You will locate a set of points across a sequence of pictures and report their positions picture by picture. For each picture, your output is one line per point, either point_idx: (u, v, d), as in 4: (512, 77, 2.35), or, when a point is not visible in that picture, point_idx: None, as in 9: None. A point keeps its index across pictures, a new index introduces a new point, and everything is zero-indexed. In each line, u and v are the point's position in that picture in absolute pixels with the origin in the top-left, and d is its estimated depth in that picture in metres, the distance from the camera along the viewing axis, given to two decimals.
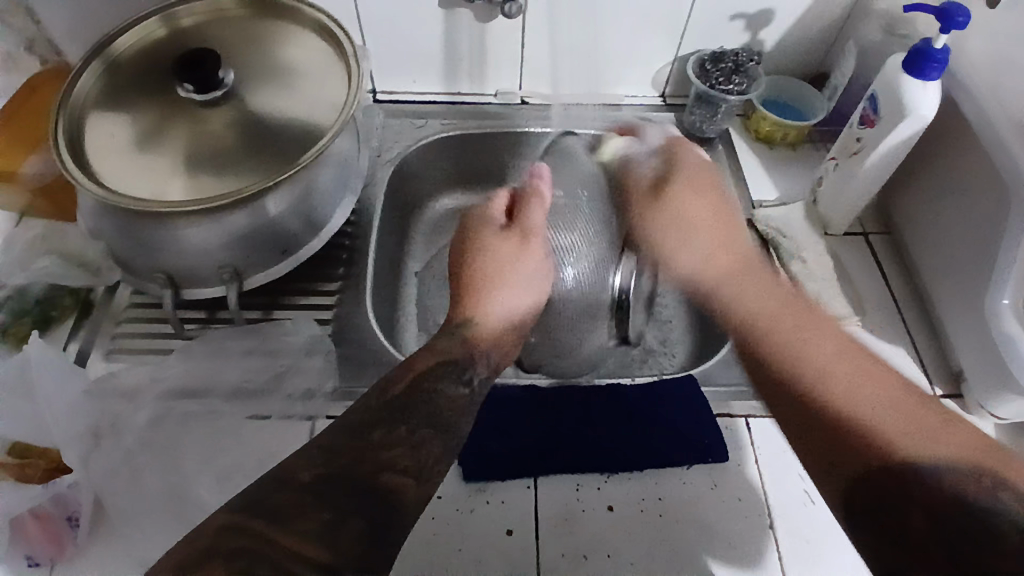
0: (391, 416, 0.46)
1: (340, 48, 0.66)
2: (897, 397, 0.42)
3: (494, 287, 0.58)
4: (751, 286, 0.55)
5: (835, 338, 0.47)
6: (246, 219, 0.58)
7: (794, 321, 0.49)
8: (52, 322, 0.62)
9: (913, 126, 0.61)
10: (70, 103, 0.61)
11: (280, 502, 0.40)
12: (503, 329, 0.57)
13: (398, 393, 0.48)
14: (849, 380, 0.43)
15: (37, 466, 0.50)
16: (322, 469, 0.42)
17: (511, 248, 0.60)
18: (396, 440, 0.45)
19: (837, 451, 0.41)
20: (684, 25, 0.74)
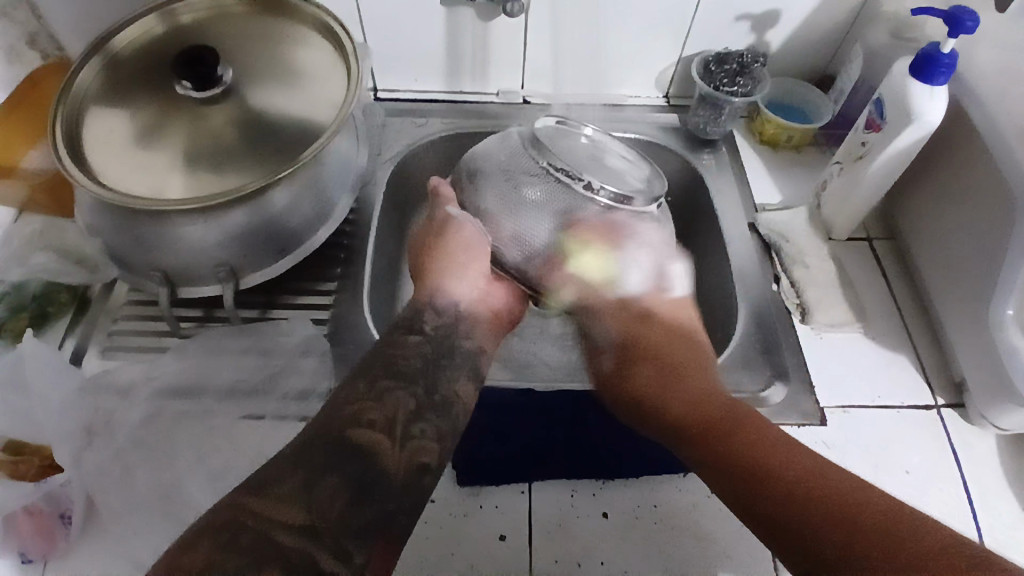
0: (359, 371, 0.48)
1: (340, 46, 0.65)
2: (830, 496, 0.43)
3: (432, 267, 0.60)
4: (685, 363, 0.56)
5: (750, 425, 0.49)
6: (244, 217, 0.57)
7: (711, 406, 0.51)
8: (48, 318, 0.62)
9: (919, 132, 0.60)
10: (69, 98, 0.61)
11: (267, 474, 0.40)
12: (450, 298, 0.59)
13: (352, 373, 0.48)
14: (793, 468, 0.45)
15: (30, 463, 0.50)
16: (300, 441, 0.42)
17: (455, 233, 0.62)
18: (364, 396, 0.45)
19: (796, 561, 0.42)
20: (689, 26, 0.73)
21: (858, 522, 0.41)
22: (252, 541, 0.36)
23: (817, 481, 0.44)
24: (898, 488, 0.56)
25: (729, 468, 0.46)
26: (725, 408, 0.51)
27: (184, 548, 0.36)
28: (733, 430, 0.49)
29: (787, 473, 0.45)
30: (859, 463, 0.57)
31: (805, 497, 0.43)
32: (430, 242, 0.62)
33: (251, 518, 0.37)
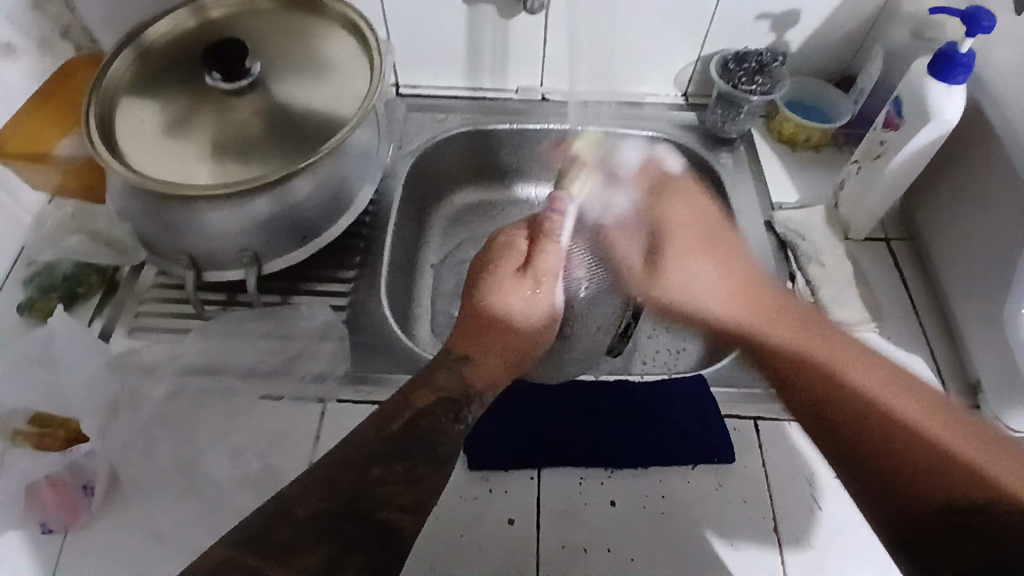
0: (389, 455, 0.48)
1: (364, 41, 0.67)
2: (926, 412, 0.45)
3: (489, 322, 0.53)
4: (784, 317, 0.54)
5: (851, 353, 0.50)
6: (269, 205, 0.59)
7: (805, 336, 0.52)
8: (77, 299, 0.64)
9: (938, 131, 0.60)
10: (103, 88, 0.63)
11: (282, 538, 0.44)
12: (495, 372, 0.52)
13: (395, 431, 0.49)
14: (862, 402, 0.47)
15: (56, 436, 0.53)
16: (318, 503, 0.45)
17: (514, 283, 0.54)
18: (396, 479, 0.47)
19: (881, 482, 0.45)
20: (708, 25, 0.74)
21: (930, 456, 0.43)
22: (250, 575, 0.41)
23: (907, 436, 0.44)
24: None
25: (818, 381, 0.49)
26: (848, 352, 0.50)
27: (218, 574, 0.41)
28: (862, 396, 0.47)
29: (881, 419, 0.46)
30: None
31: (902, 445, 0.44)
32: (490, 274, 0.54)
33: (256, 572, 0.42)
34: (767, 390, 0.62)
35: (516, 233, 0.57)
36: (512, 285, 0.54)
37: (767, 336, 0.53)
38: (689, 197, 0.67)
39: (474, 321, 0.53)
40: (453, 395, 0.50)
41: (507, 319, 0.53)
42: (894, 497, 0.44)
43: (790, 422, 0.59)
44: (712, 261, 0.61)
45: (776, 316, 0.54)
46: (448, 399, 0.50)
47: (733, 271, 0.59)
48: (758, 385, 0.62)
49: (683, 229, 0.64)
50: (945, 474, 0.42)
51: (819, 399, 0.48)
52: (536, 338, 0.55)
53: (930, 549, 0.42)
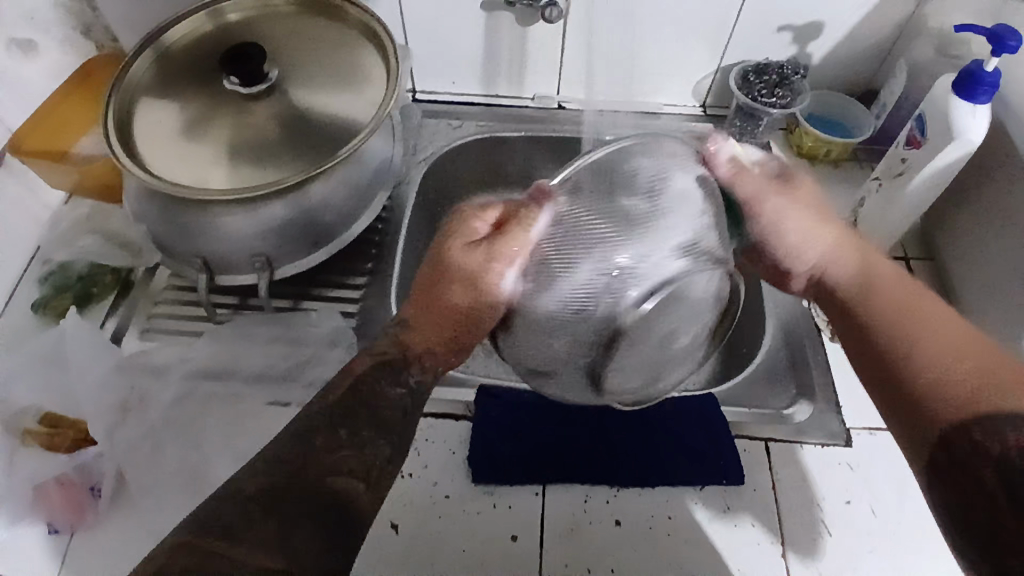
0: (339, 422, 0.43)
1: (382, 47, 0.67)
2: (978, 351, 0.41)
3: (436, 284, 0.46)
4: (858, 250, 0.49)
5: (931, 305, 0.45)
6: (284, 210, 0.60)
7: (841, 247, 0.49)
8: (91, 299, 0.65)
9: (960, 150, 0.58)
10: (122, 90, 0.64)
11: (226, 515, 0.38)
12: (433, 339, 0.47)
13: (338, 398, 0.44)
14: (937, 337, 0.42)
15: (64, 436, 0.53)
16: (264, 479, 0.40)
17: (476, 256, 0.44)
18: (344, 444, 0.43)
19: (916, 422, 0.41)
20: (728, 36, 0.73)
21: (964, 388, 0.39)
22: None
23: (982, 385, 0.39)
24: (920, 515, 0.55)
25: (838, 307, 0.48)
26: (904, 280, 0.47)
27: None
28: (894, 307, 0.45)
29: (978, 376, 0.39)
30: (881, 490, 0.56)
31: (912, 373, 0.42)
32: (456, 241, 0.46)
33: (216, 559, 0.36)
34: (779, 410, 0.61)
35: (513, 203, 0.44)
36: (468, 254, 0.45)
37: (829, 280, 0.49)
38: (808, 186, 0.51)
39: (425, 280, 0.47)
40: (393, 360, 0.46)
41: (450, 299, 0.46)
42: (907, 428, 0.41)
43: (802, 444, 0.59)
44: (811, 220, 0.50)
45: (856, 249, 0.49)
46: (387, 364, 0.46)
47: (841, 235, 0.50)
48: (770, 405, 0.61)
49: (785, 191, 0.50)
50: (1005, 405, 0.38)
51: (853, 342, 0.46)
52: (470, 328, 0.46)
53: (953, 471, 0.38)
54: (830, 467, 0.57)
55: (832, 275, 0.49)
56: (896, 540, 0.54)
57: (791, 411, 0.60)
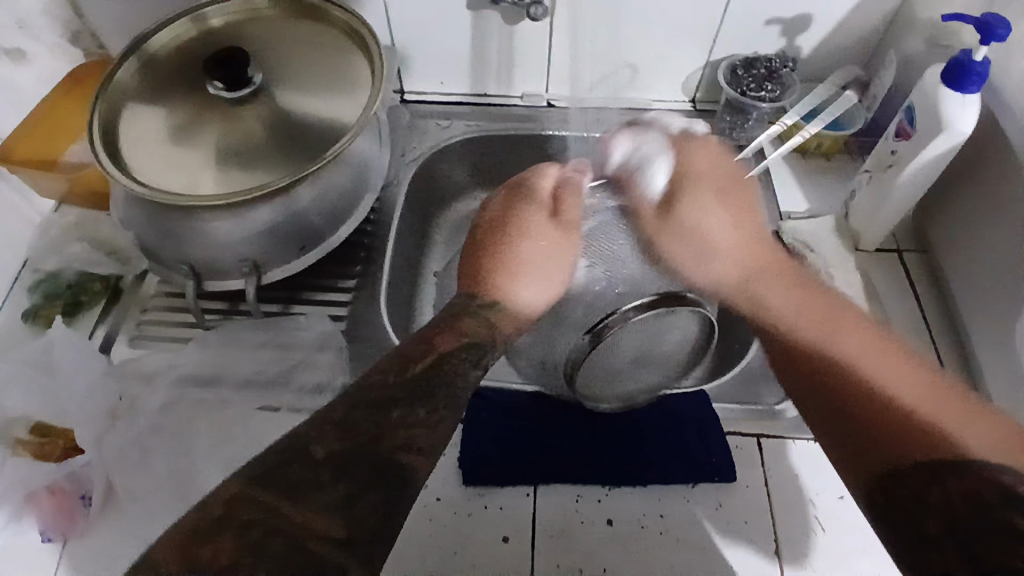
0: (412, 398, 0.44)
1: (367, 48, 0.67)
2: (920, 381, 0.45)
3: (522, 267, 0.55)
4: (774, 272, 0.56)
5: (853, 323, 0.50)
6: (271, 214, 0.59)
7: (758, 266, 0.57)
8: (81, 307, 0.65)
9: (950, 142, 0.58)
10: (108, 97, 0.63)
11: (297, 476, 0.39)
12: (529, 310, 0.54)
13: (418, 373, 0.45)
14: (870, 365, 0.47)
15: (56, 445, 0.54)
16: (336, 445, 0.41)
17: (552, 232, 0.57)
18: (413, 420, 0.43)
19: (859, 458, 0.44)
20: (717, 30, 0.72)
21: (912, 429, 0.42)
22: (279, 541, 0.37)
23: (924, 412, 0.43)
24: None
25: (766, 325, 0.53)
26: (835, 316, 0.51)
27: (208, 536, 0.37)
28: (841, 347, 0.48)
29: (907, 417, 0.43)
30: None
31: (864, 402, 0.45)
32: (495, 223, 0.57)
33: (275, 516, 0.38)
34: (770, 407, 0.60)
35: (535, 176, 0.59)
36: (546, 229, 0.57)
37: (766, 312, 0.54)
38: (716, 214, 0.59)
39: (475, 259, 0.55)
40: (479, 342, 0.49)
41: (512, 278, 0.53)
42: (876, 455, 0.43)
43: (794, 441, 0.58)
44: (724, 230, 0.59)
45: (770, 266, 0.57)
46: (470, 346, 0.48)
47: (754, 242, 0.59)
48: (763, 402, 0.61)
49: (700, 189, 0.60)
50: (897, 441, 0.43)
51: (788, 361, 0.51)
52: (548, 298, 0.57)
53: (971, 535, 0.38)
54: (823, 464, 0.57)
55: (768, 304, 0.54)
56: None
57: (783, 406, 0.60)
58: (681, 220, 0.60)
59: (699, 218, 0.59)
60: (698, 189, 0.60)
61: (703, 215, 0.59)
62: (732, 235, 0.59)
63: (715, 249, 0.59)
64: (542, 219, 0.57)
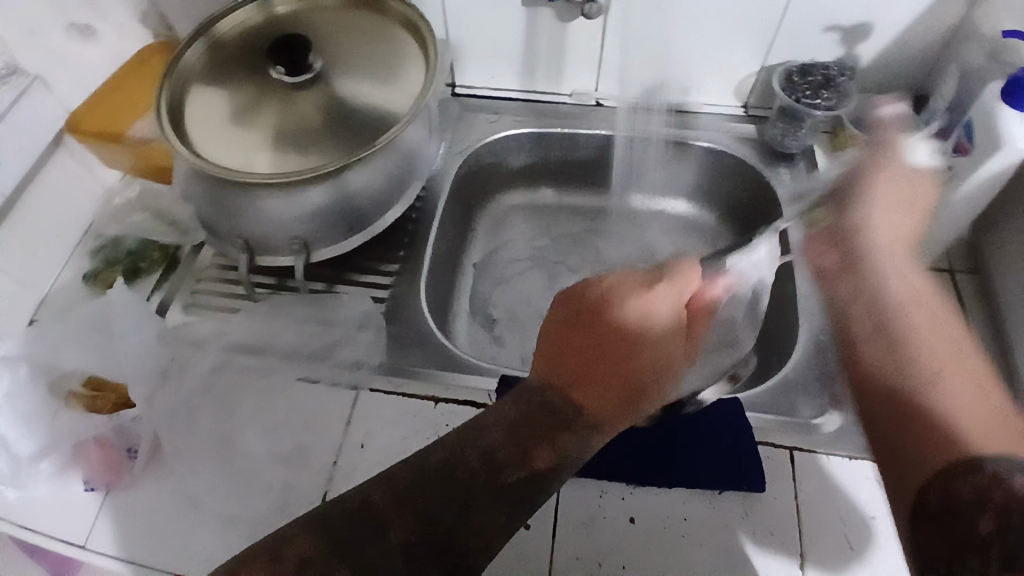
0: (492, 491, 0.41)
1: (423, 40, 0.69)
2: (989, 403, 0.38)
3: (622, 352, 0.44)
4: (928, 306, 0.44)
5: (960, 353, 0.41)
6: (322, 196, 0.62)
7: (909, 290, 0.46)
8: (139, 272, 0.69)
9: (1009, 159, 0.56)
10: (177, 76, 0.67)
11: (369, 558, 0.39)
12: (621, 408, 0.43)
13: (502, 465, 0.41)
14: (946, 379, 0.39)
15: (107, 400, 0.57)
16: (414, 531, 0.40)
17: (670, 310, 0.46)
18: (489, 519, 0.41)
19: (898, 464, 0.39)
20: (773, 35, 0.71)
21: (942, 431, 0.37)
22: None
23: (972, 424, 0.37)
24: None
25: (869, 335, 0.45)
26: (948, 332, 0.42)
27: None
28: (930, 347, 0.41)
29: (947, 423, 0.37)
30: None
31: (910, 406, 0.39)
32: (595, 307, 0.45)
33: None
34: (805, 419, 0.60)
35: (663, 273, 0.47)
36: (664, 309, 0.46)
37: (864, 295, 0.48)
38: (901, 213, 0.51)
39: (582, 368, 0.44)
40: (571, 450, 0.42)
41: (638, 348, 0.44)
42: (894, 470, 0.38)
43: (828, 455, 0.57)
44: (885, 219, 0.51)
45: (911, 287, 0.46)
46: (570, 462, 0.42)
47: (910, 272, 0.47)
48: (797, 413, 0.60)
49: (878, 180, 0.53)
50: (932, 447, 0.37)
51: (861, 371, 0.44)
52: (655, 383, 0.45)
53: (928, 520, 0.36)
54: (856, 480, 0.56)
55: (891, 324, 0.44)
56: None
57: (819, 420, 0.59)
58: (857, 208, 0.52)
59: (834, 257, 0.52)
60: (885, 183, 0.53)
61: (875, 214, 0.51)
62: (896, 237, 0.50)
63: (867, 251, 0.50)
64: (677, 312, 0.46)
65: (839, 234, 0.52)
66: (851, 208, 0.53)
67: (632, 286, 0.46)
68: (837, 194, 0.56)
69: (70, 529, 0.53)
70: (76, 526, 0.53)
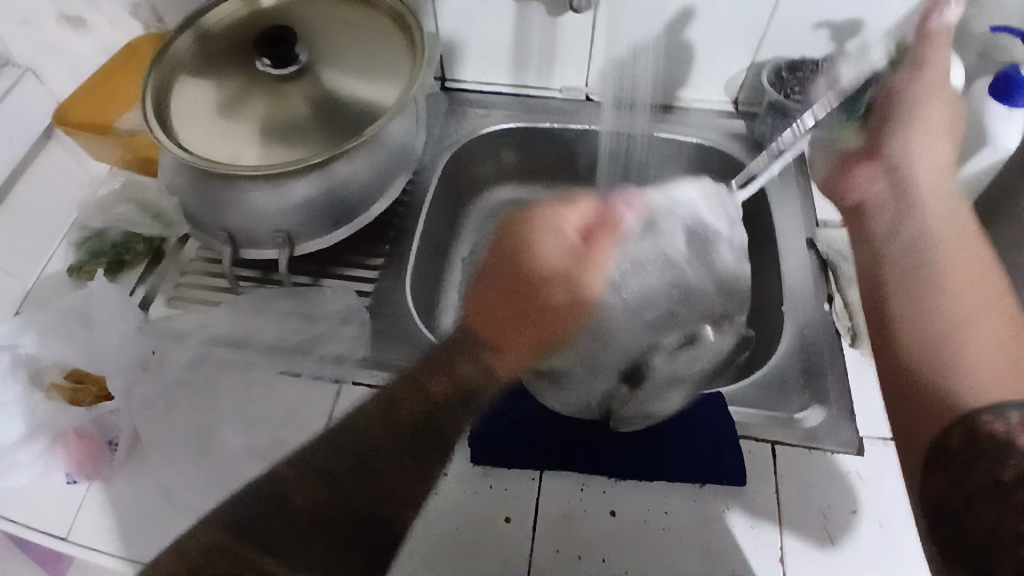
0: (399, 447, 0.46)
1: (410, 33, 0.69)
2: (1008, 342, 0.41)
3: (526, 287, 0.49)
4: (966, 245, 0.48)
5: (988, 291, 0.45)
6: (307, 188, 0.62)
7: (948, 229, 0.49)
8: (124, 266, 0.68)
9: (995, 156, 0.59)
10: (163, 69, 0.67)
11: (273, 531, 0.44)
12: (526, 343, 0.49)
13: (411, 422, 0.47)
14: (983, 327, 0.42)
15: (88, 392, 0.58)
16: (320, 502, 0.45)
17: (558, 239, 0.51)
18: (399, 473, 0.47)
19: (909, 394, 0.43)
20: (763, 31, 0.71)
21: (952, 370, 0.41)
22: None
23: (983, 363, 0.40)
24: None
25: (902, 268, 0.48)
26: (979, 274, 0.46)
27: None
28: (962, 287, 0.45)
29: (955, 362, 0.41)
30: (894, 501, 0.54)
31: (934, 342, 0.43)
32: (513, 237, 0.52)
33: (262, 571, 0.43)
34: (789, 416, 0.60)
35: (562, 212, 0.52)
36: (563, 239, 0.51)
37: (901, 225, 0.50)
38: (933, 147, 0.54)
39: (492, 299, 0.50)
40: (474, 386, 0.47)
41: (538, 279, 0.50)
42: (906, 394, 0.43)
43: (810, 450, 0.57)
44: (925, 155, 0.53)
45: (948, 225, 0.49)
46: (471, 393, 0.47)
47: (947, 206, 0.50)
48: (780, 410, 0.60)
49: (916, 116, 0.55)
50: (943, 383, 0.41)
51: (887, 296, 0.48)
52: (568, 313, 0.51)
53: (930, 451, 0.40)
54: (838, 477, 0.56)
55: (931, 259, 0.47)
56: (903, 556, 0.52)
57: (802, 416, 0.59)
58: (900, 144, 0.55)
59: (878, 184, 0.54)
60: (932, 109, 0.55)
61: (915, 149, 0.54)
62: (938, 179, 0.52)
63: (907, 182, 0.52)
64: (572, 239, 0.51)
65: (880, 159, 0.55)
66: (892, 137, 0.56)
67: (545, 214, 0.52)
68: (881, 109, 0.58)
69: (49, 522, 0.53)
70: (55, 519, 0.53)
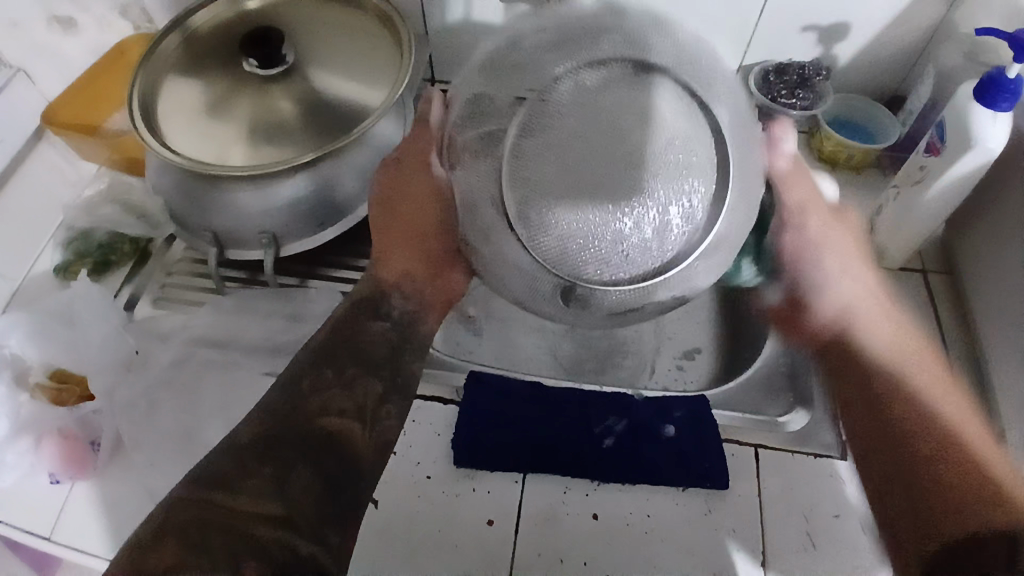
0: (320, 364, 0.50)
1: (396, 34, 0.69)
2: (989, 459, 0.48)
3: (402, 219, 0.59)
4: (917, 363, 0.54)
5: (954, 414, 0.50)
6: (293, 189, 0.62)
7: (908, 350, 0.55)
8: (110, 266, 0.69)
9: (980, 159, 0.56)
10: (150, 70, 0.66)
11: (226, 465, 0.43)
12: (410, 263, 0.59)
13: (323, 340, 0.52)
14: (962, 450, 0.48)
15: (69, 393, 0.57)
16: (260, 428, 0.45)
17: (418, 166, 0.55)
18: (334, 384, 0.49)
19: (917, 526, 0.47)
20: (751, 33, 0.71)
21: (960, 504, 0.45)
22: (227, 541, 0.39)
23: (978, 499, 0.45)
24: None
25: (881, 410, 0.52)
26: (950, 395, 0.52)
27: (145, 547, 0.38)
28: (935, 421, 0.50)
29: (961, 505, 0.45)
30: None
31: (933, 482, 0.47)
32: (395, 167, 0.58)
33: (218, 509, 0.40)
34: (773, 419, 0.60)
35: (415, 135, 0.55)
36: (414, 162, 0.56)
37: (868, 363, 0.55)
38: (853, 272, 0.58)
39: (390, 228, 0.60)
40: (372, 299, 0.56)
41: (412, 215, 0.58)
42: (913, 532, 0.47)
43: (792, 453, 0.57)
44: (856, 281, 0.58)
45: (894, 350, 0.55)
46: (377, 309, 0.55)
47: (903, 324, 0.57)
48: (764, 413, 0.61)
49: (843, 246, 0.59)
50: (962, 527, 0.44)
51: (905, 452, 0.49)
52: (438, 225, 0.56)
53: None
54: (820, 480, 0.56)
55: (896, 393, 0.52)
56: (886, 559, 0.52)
57: (786, 419, 0.60)
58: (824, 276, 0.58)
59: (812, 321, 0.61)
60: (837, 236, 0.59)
61: (845, 278, 0.58)
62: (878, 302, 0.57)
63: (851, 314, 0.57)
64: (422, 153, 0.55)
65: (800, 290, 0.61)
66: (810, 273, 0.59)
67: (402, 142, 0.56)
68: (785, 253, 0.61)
69: (31, 521, 0.53)
70: (37, 520, 0.53)
